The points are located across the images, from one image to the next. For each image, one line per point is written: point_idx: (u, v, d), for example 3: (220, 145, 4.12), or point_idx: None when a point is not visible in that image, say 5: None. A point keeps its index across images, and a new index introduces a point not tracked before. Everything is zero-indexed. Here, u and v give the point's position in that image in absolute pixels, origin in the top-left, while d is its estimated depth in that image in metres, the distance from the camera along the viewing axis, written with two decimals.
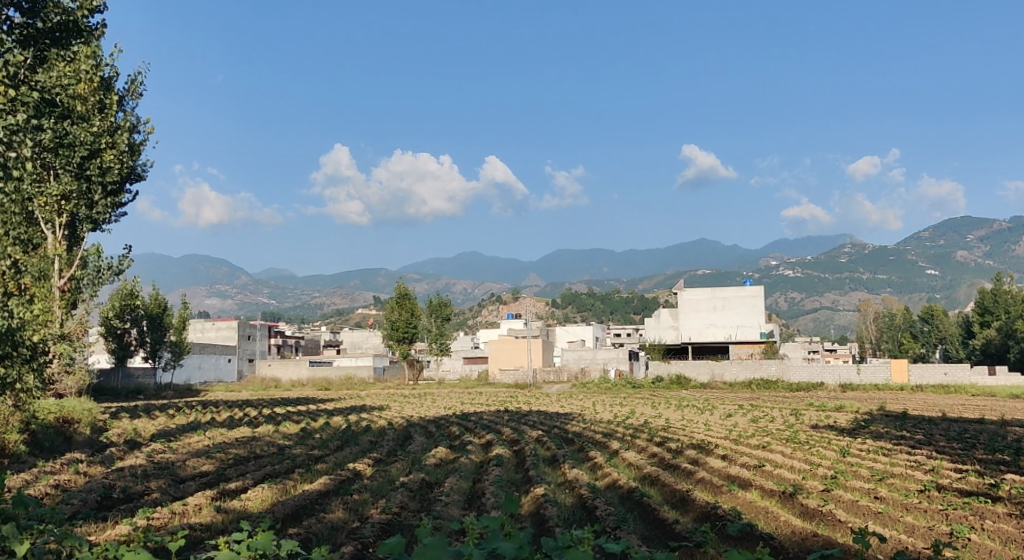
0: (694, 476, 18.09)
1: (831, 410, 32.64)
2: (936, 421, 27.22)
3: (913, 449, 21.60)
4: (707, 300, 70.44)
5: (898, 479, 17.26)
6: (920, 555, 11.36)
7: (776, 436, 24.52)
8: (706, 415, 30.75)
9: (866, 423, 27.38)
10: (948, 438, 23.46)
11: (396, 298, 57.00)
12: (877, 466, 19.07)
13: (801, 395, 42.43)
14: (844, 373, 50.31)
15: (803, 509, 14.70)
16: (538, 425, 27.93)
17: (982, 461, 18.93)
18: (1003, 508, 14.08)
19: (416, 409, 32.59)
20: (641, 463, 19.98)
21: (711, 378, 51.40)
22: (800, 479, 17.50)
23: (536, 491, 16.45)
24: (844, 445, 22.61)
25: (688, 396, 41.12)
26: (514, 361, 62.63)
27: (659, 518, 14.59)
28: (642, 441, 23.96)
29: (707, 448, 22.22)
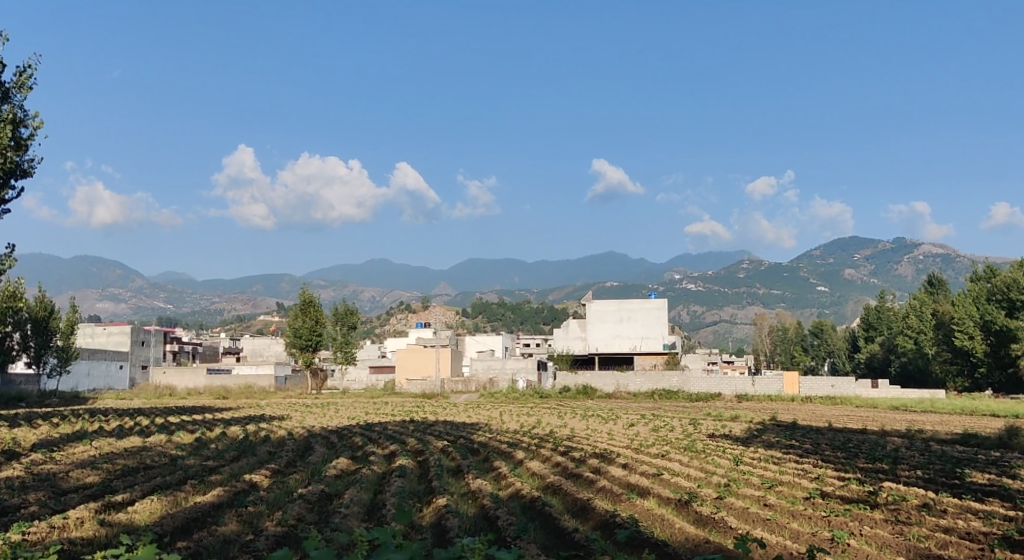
0: (595, 485, 18.40)
1: (728, 419, 33.77)
2: (824, 431, 28.57)
3: (800, 458, 22.61)
4: (614, 311, 71.84)
5: (786, 486, 18.01)
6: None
7: (675, 445, 25.24)
8: (609, 424, 31.35)
9: (759, 433, 28.48)
10: (834, 447, 24.68)
11: (300, 305, 55.84)
12: (767, 474, 19.85)
13: (700, 405, 43.75)
14: (741, 384, 52.23)
15: (697, 516, 15.16)
16: (443, 435, 27.84)
17: (863, 470, 19.96)
18: (880, 515, 14.85)
19: (319, 419, 31.98)
20: (544, 473, 20.18)
21: (616, 388, 52.29)
22: (695, 487, 18.05)
23: (438, 502, 16.41)
24: (738, 454, 23.46)
25: (592, 406, 41.80)
26: (421, 371, 62.26)
27: (558, 527, 14.78)
28: (546, 450, 24.21)
29: (609, 457, 22.64)
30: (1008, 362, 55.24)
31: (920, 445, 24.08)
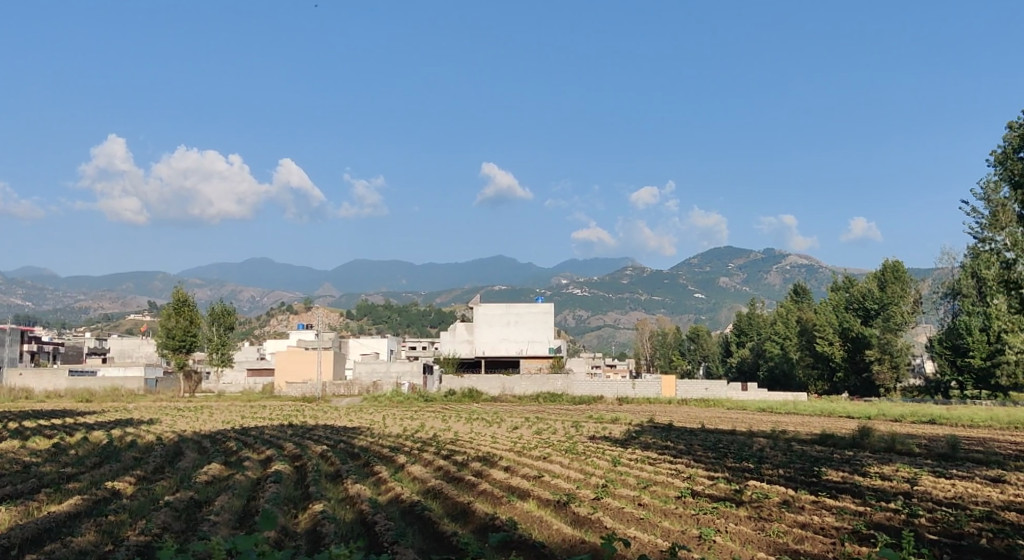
0: (476, 488, 18.45)
1: (608, 422, 34.58)
2: (696, 432, 29.73)
3: (674, 458, 23.41)
4: (501, 315, 72.35)
5: (660, 486, 18.60)
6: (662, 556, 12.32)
7: (556, 447, 25.63)
8: (493, 427, 31.51)
9: (637, 435, 29.27)
10: (706, 447, 25.67)
11: (174, 305, 53.47)
12: (643, 474, 20.43)
13: (582, 407, 44.61)
14: (621, 387, 53.73)
15: (574, 517, 15.44)
16: (322, 440, 27.24)
17: (731, 469, 20.88)
18: (745, 512, 15.57)
19: (190, 423, 30.65)
20: (425, 477, 20.09)
21: (501, 391, 52.53)
22: (574, 488, 18.38)
23: (314, 508, 16.07)
24: (616, 455, 24.06)
25: (477, 409, 41.87)
26: (302, 373, 60.80)
27: (437, 531, 14.72)
28: (428, 454, 24.09)
29: (491, 460, 22.76)
30: (863, 367, 59.16)
31: (784, 445, 25.39)
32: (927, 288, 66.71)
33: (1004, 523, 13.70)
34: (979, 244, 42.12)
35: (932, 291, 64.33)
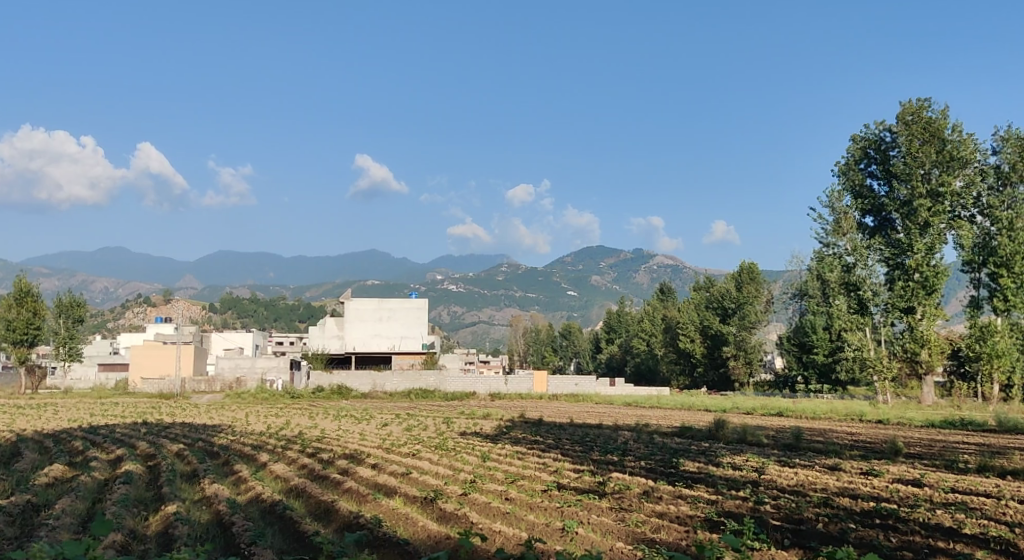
0: (341, 486, 18.07)
1: (478, 418, 34.73)
2: (564, 427, 30.30)
3: (542, 452, 23.77)
4: (373, 310, 71.32)
5: (527, 480, 18.81)
6: (523, 549, 12.48)
7: (426, 444, 25.51)
8: (361, 424, 30.96)
9: (507, 430, 29.52)
10: (572, 441, 26.17)
11: (15, 295, 49.68)
12: (510, 469, 20.63)
13: (453, 404, 44.54)
14: (493, 383, 54.12)
15: (440, 513, 15.39)
16: (180, 438, 26.01)
17: (596, 461, 21.43)
18: (607, 503, 15.98)
19: (32, 422, 28.54)
20: (288, 476, 19.52)
21: (371, 388, 51.78)
22: (441, 484, 18.36)
23: (167, 509, 15.31)
24: (485, 450, 24.19)
25: (346, 406, 40.99)
26: (159, 369, 57.89)
27: (298, 531, 14.32)
28: (292, 452, 23.38)
29: (358, 458, 22.36)
30: (720, 362, 62.13)
31: (646, 438, 26.27)
32: (778, 289, 70.73)
33: (839, 507, 14.70)
34: (824, 249, 44.91)
35: (783, 291, 68.33)
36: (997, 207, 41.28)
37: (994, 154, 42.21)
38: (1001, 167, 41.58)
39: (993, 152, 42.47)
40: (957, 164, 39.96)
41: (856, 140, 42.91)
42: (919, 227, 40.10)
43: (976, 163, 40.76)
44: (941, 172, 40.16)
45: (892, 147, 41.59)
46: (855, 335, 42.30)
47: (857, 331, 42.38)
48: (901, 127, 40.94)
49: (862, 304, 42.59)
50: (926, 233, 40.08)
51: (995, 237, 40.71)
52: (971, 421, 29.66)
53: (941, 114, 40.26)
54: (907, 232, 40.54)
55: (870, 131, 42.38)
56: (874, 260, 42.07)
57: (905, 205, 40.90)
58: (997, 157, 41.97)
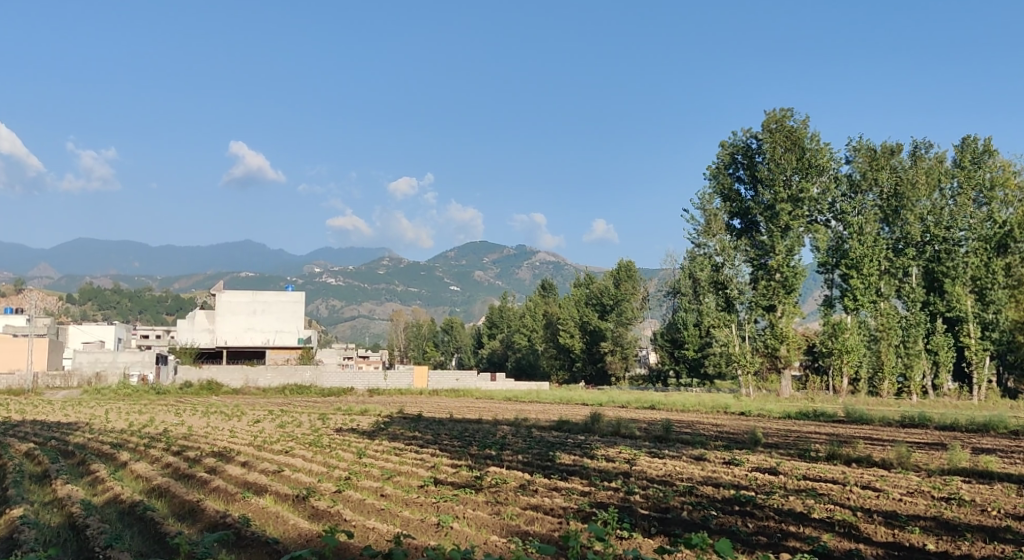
0: (208, 485, 17.38)
1: (355, 414, 34.15)
2: (443, 422, 30.28)
3: (419, 448, 23.63)
4: (246, 304, 69.04)
5: (403, 476, 18.63)
6: (392, 546, 12.35)
7: (300, 441, 24.91)
8: (232, 421, 29.89)
9: (384, 425, 29.21)
10: (450, 437, 26.13)
11: None
12: (387, 465, 20.40)
13: (330, 400, 43.74)
14: (372, 379, 53.47)
15: (312, 511, 15.03)
16: (30, 438, 24.27)
17: (473, 456, 21.49)
18: (483, 497, 16.04)
19: None
20: (150, 475, 18.59)
21: (243, 383, 49.92)
22: (314, 481, 17.95)
23: (13, 513, 14.28)
24: (362, 447, 23.79)
25: (216, 402, 39.49)
26: (8, 363, 54.01)
27: (159, 532, 13.66)
28: (156, 451, 22.31)
29: (227, 456, 21.57)
30: (598, 357, 63.71)
31: (523, 432, 26.52)
32: (653, 287, 73.04)
33: (702, 496, 15.33)
34: (695, 249, 46.48)
35: (658, 289, 70.72)
36: (849, 212, 43.90)
37: (848, 163, 45.21)
38: (854, 176, 44.39)
39: (846, 161, 45.31)
40: (815, 172, 42.48)
41: (726, 146, 44.86)
42: (781, 230, 42.21)
43: (831, 171, 43.41)
44: (800, 179, 42.55)
45: (757, 154, 43.66)
46: (723, 331, 44.41)
47: (724, 327, 44.38)
48: (765, 135, 43.03)
49: (729, 302, 44.47)
50: (786, 236, 42.32)
51: (847, 241, 43.38)
52: (824, 413, 31.57)
53: (801, 124, 42.64)
54: (769, 234, 42.73)
55: (738, 138, 44.39)
56: (740, 260, 44.06)
57: (769, 209, 42.94)
58: (850, 166, 44.82)
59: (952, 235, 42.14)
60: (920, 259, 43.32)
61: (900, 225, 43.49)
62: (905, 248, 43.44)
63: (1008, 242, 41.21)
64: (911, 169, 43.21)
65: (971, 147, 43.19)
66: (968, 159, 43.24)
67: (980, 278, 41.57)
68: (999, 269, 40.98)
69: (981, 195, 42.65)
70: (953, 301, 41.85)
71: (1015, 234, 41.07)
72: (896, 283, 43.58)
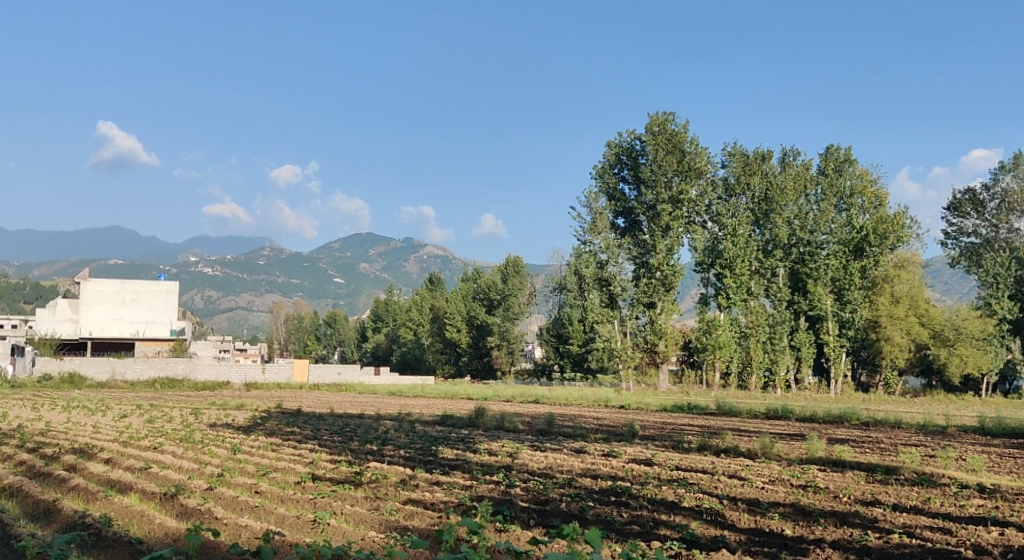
0: (67, 484, 16.39)
1: (231, 408, 32.96)
2: (324, 417, 29.70)
3: (298, 443, 23.09)
4: (114, 292, 65.44)
5: (279, 473, 18.17)
6: (263, 543, 12.01)
7: (170, 436, 23.85)
8: (96, 417, 28.29)
9: (261, 421, 28.30)
10: (330, 432, 25.64)
11: None
12: (263, 461, 19.81)
13: (204, 394, 42.15)
14: (250, 372, 51.78)
15: (181, 509, 14.43)
16: None
17: (354, 451, 21.20)
18: (362, 493, 15.85)
19: None
20: (2, 474, 17.35)
21: (110, 376, 47.41)
22: (184, 479, 17.23)
23: None
24: (236, 442, 23.03)
25: (78, 397, 37.26)
26: None
27: (9, 535, 12.79)
28: (9, 448, 20.85)
29: (90, 453, 20.41)
30: (484, 351, 64.07)
31: (406, 427, 26.33)
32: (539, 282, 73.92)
33: (580, 487, 15.68)
34: (581, 246, 47.09)
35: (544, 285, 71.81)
36: (725, 214, 45.72)
37: (723, 167, 47.19)
38: (729, 180, 46.24)
39: (723, 166, 47.21)
40: (694, 174, 44.07)
41: (612, 146, 45.90)
42: (661, 230, 43.65)
43: (709, 175, 45.13)
44: (680, 180, 44.06)
45: (641, 156, 44.89)
46: (606, 327, 45.48)
47: (607, 323, 45.64)
48: (648, 137, 44.29)
49: (612, 298, 45.84)
50: (666, 236, 43.78)
51: (722, 241, 45.24)
52: (697, 406, 32.85)
53: (682, 128, 44.18)
54: (651, 233, 44.06)
55: (624, 139, 45.56)
56: (624, 258, 45.28)
57: (651, 209, 44.33)
58: (725, 169, 46.86)
59: (815, 238, 44.67)
60: (787, 260, 45.51)
61: (770, 228, 45.45)
62: (773, 249, 45.68)
63: (864, 247, 44.33)
64: (779, 175, 45.44)
65: (834, 156, 45.72)
66: (832, 167, 45.74)
67: (839, 279, 44.69)
68: (855, 271, 44.25)
69: (841, 201, 45.30)
70: (814, 301, 44.79)
71: (868, 239, 44.21)
72: (764, 283, 45.59)
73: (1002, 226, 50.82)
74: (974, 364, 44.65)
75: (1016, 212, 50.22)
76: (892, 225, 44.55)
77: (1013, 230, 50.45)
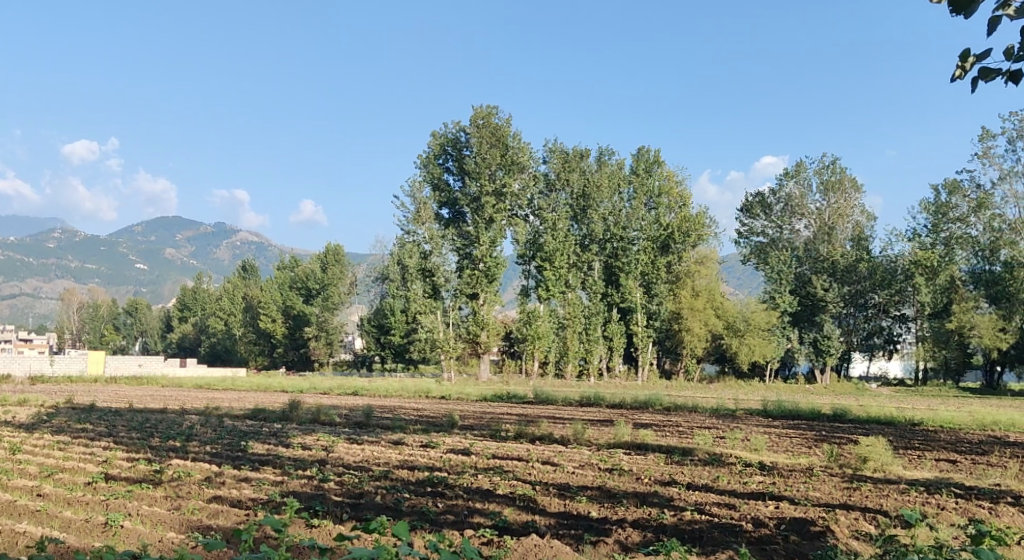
0: None
1: (12, 404, 30.00)
2: (121, 413, 27.69)
3: (90, 441, 21.37)
4: None
5: (67, 473, 16.75)
6: (40, 552, 10.96)
7: None
8: None
9: (48, 418, 25.89)
10: (128, 428, 23.98)
11: None
12: (47, 461, 18.16)
13: None
14: (36, 364, 47.45)
15: None
16: None
17: (154, 449, 19.94)
18: (162, 492, 14.94)
19: None
20: None
21: None
22: None
23: None
24: (17, 442, 20.96)
25: None
26: None
27: None
28: None
29: None
30: (301, 342, 62.33)
31: (213, 421, 25.12)
32: (360, 272, 72.79)
33: (396, 479, 15.63)
34: (405, 236, 46.58)
35: (366, 275, 70.88)
36: (545, 209, 46.95)
37: (545, 163, 48.35)
38: (550, 175, 47.52)
39: (544, 162, 48.42)
40: (517, 168, 45.16)
41: (437, 136, 45.87)
42: (485, 222, 44.34)
43: (530, 169, 46.37)
44: (504, 174, 44.78)
45: (466, 147, 45.16)
46: (429, 317, 44.89)
47: (430, 314, 44.98)
48: (473, 130, 44.42)
49: (435, 289, 45.10)
50: (490, 228, 44.56)
51: (543, 235, 46.22)
52: (515, 395, 33.67)
53: (504, 122, 44.80)
54: (475, 225, 44.55)
55: (449, 130, 45.59)
56: (447, 249, 44.96)
57: (475, 200, 44.70)
58: (546, 165, 48.02)
59: (627, 235, 47.03)
60: (602, 255, 47.81)
61: (586, 223, 47.49)
62: (590, 244, 47.62)
63: (669, 243, 47.83)
64: (596, 173, 47.21)
65: (645, 157, 48.32)
66: (642, 168, 48.24)
67: (647, 273, 47.56)
68: (661, 266, 47.50)
69: (650, 201, 47.94)
70: (626, 293, 47.49)
71: (674, 237, 47.70)
72: (581, 276, 47.51)
73: (785, 227, 55.74)
74: (760, 352, 48.64)
75: (797, 215, 55.21)
76: (693, 225, 47.85)
77: (794, 231, 55.52)
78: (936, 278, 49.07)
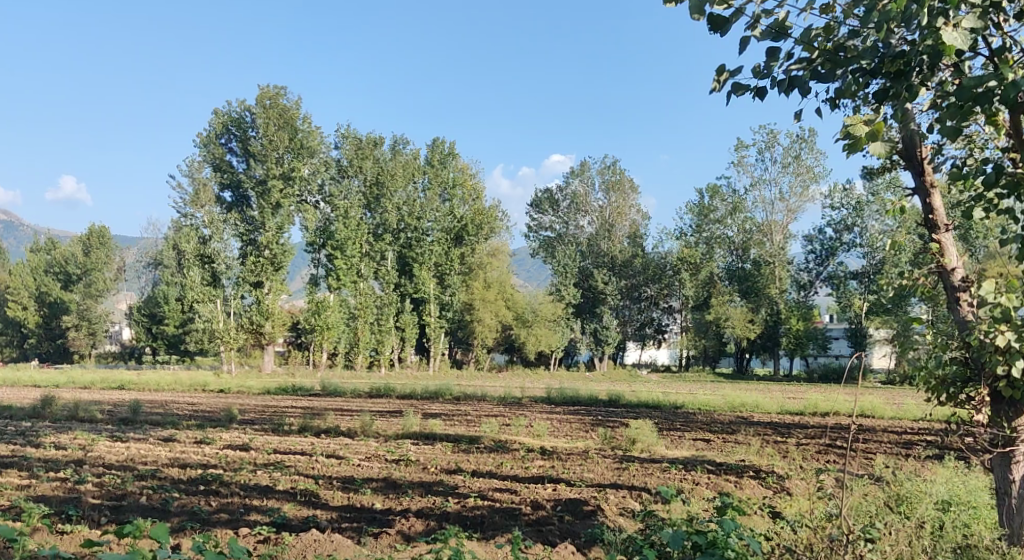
0: None
1: None
2: None
3: None
4: None
5: None
6: None
7: None
8: None
9: None
10: None
11: None
12: None
13: None
14: None
15: None
16: None
17: None
18: None
19: None
20: None
21: None
22: None
23: None
24: None
25: None
26: None
27: None
28: None
29: None
30: (58, 333, 56.73)
31: None
32: (131, 256, 67.45)
33: (165, 479, 14.63)
34: (181, 220, 43.98)
35: (137, 260, 66.11)
36: (337, 196, 45.78)
37: (337, 149, 47.23)
38: (342, 162, 46.51)
39: (336, 147, 47.31)
40: (306, 152, 43.79)
41: (219, 115, 43.35)
42: (272, 206, 42.34)
43: (320, 155, 45.12)
44: (293, 158, 43.25)
45: (251, 128, 43.06)
46: (207, 307, 42.45)
47: (209, 303, 42.59)
48: (258, 110, 42.48)
49: (214, 276, 42.85)
50: (277, 213, 42.76)
51: (335, 222, 45.10)
52: (301, 387, 32.66)
53: (293, 104, 43.31)
54: (260, 210, 42.43)
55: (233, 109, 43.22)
56: (228, 235, 42.59)
57: (260, 184, 42.55)
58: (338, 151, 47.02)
59: (421, 225, 47.54)
60: (395, 245, 47.27)
61: (379, 212, 46.78)
62: (383, 233, 46.73)
63: (462, 235, 49.73)
64: (390, 161, 47.00)
65: (439, 148, 48.53)
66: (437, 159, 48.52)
67: (441, 264, 48.27)
68: (455, 257, 48.53)
69: (445, 192, 49.26)
70: (419, 284, 47.38)
71: (466, 229, 49.25)
72: (373, 266, 46.31)
73: (571, 223, 58.39)
74: (546, 342, 50.38)
75: (581, 212, 58.05)
76: (486, 218, 49.92)
77: (578, 227, 58.14)
78: (698, 273, 53.69)
